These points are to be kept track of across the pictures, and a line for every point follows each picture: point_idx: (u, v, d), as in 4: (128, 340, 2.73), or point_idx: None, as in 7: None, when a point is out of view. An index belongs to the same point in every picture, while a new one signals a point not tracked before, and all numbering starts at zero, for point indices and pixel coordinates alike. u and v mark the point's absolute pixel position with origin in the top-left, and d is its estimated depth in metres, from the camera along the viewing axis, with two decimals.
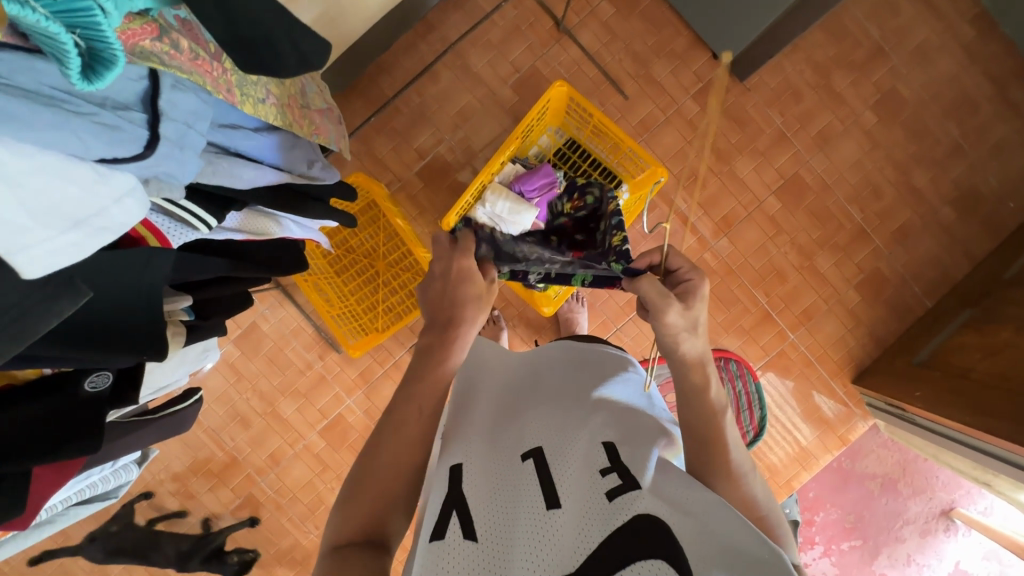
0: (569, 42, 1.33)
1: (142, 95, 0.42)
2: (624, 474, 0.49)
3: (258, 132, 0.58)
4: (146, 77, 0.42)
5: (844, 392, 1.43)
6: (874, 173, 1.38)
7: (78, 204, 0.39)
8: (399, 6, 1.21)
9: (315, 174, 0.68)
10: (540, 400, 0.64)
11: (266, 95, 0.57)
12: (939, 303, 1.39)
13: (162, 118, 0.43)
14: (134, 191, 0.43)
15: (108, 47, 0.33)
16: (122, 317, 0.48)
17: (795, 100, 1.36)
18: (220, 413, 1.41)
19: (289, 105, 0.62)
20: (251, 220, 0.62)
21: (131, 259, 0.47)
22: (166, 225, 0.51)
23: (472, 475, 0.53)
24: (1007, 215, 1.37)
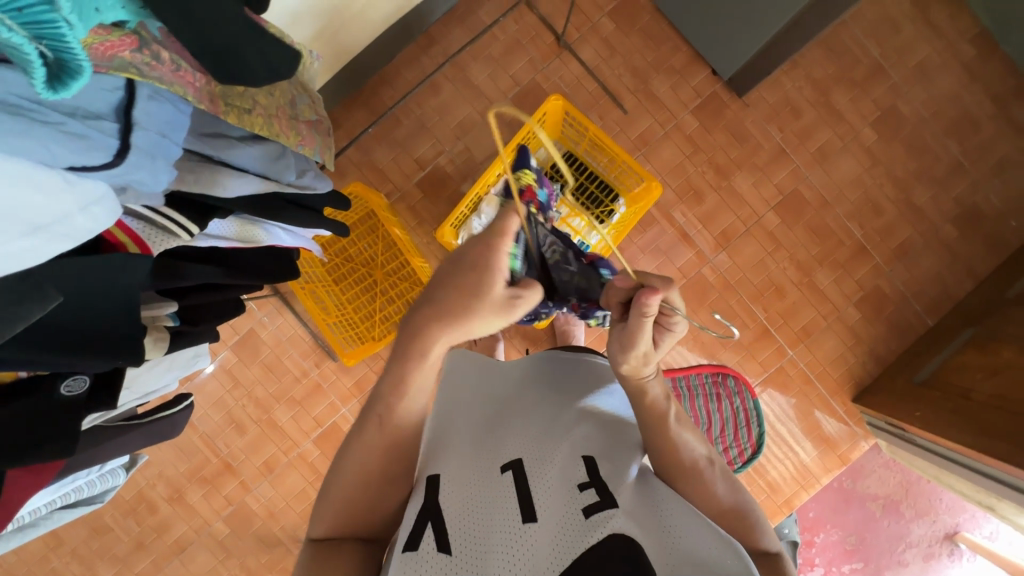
0: (570, 56, 1.35)
1: (116, 105, 0.44)
2: (602, 490, 0.50)
3: (244, 142, 0.59)
4: (121, 88, 0.44)
5: (844, 410, 1.41)
6: (874, 190, 1.37)
7: (41, 210, 0.39)
8: (401, 20, 1.24)
9: (306, 184, 0.69)
10: (520, 408, 0.64)
11: (252, 106, 0.58)
12: (940, 321, 1.37)
13: (134, 128, 0.44)
14: (103, 200, 0.44)
15: (75, 59, 0.34)
16: (97, 320, 0.49)
17: (794, 116, 1.36)
18: (215, 419, 1.41)
19: (276, 116, 0.63)
20: (236, 228, 0.63)
21: (105, 264, 0.48)
22: (146, 232, 0.52)
23: (447, 484, 0.53)
24: (1010, 234, 1.36)
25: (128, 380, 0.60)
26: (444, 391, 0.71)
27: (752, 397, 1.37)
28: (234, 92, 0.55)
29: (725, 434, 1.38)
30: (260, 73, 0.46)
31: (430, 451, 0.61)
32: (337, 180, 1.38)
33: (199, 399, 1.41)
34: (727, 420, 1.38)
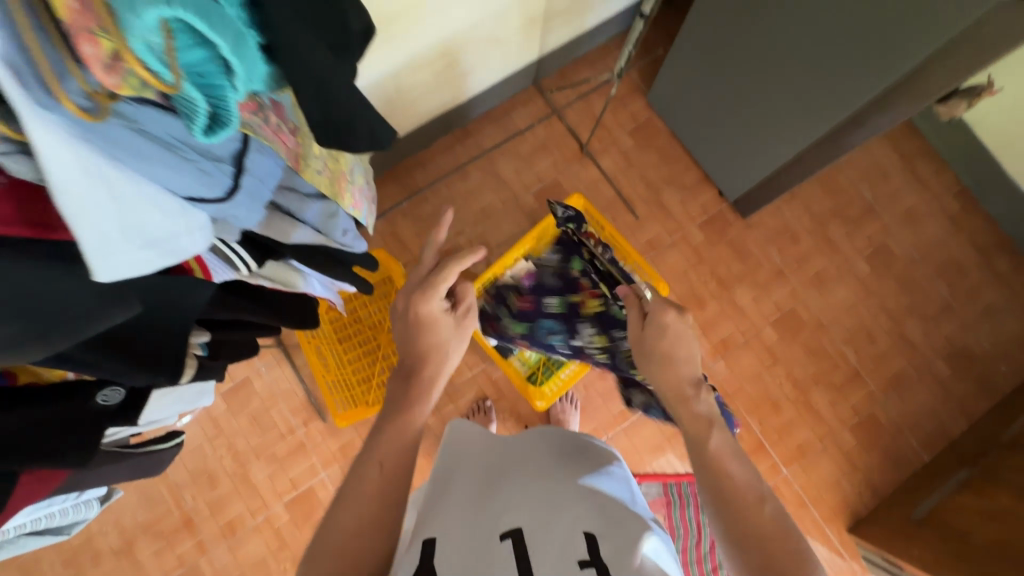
0: (591, 163, 1.48)
1: (234, 152, 0.48)
2: (603, 568, 0.48)
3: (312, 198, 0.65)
4: (238, 140, 0.48)
5: (839, 540, 1.35)
6: (868, 319, 1.44)
7: (160, 228, 0.44)
8: (444, 113, 1.38)
9: (350, 241, 0.73)
10: (522, 479, 0.63)
11: (322, 167, 0.64)
12: (935, 457, 1.37)
13: (242, 173, 0.49)
14: (203, 228, 0.49)
15: (227, 112, 0.38)
16: (154, 334, 0.52)
17: (793, 241, 1.47)
18: (188, 467, 1.36)
19: (337, 179, 0.69)
20: (280, 271, 0.67)
21: (177, 284, 0.51)
22: (212, 261, 0.57)
23: (444, 554, 0.52)
24: (1000, 377, 1.40)
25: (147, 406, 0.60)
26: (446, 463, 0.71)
27: None
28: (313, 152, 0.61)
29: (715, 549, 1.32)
30: (365, 143, 0.47)
31: (428, 518, 0.60)
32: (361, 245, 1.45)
33: None
34: None
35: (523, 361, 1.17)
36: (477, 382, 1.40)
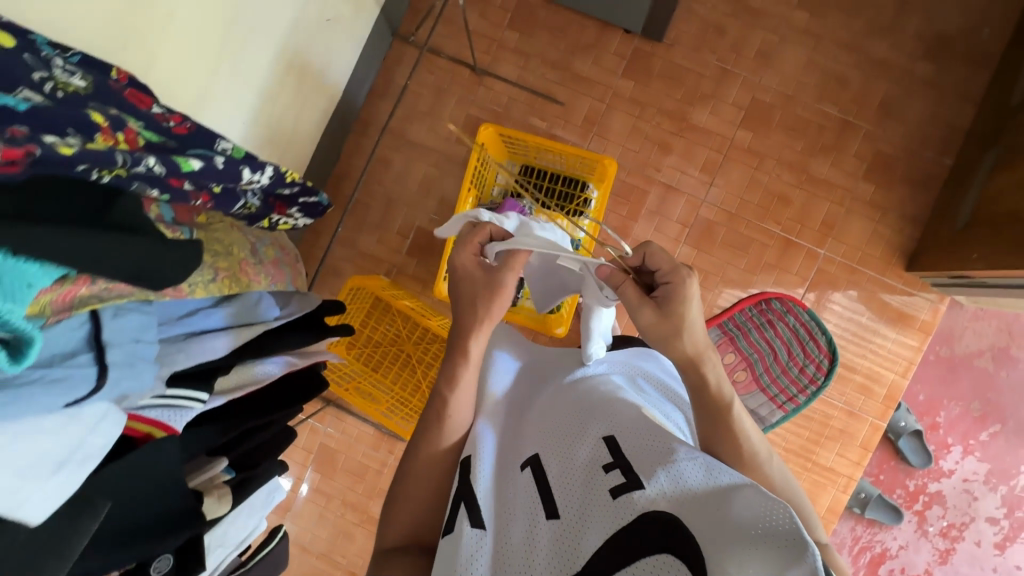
0: (491, 80, 1.40)
1: (85, 338, 0.47)
2: (625, 468, 0.60)
3: (217, 307, 0.61)
4: (87, 321, 0.47)
5: (903, 282, 1.34)
6: (830, 64, 1.33)
7: (58, 446, 0.44)
8: (333, 116, 1.34)
9: (307, 302, 0.74)
10: (570, 395, 0.76)
11: (279, 250, 0.76)
12: (959, 156, 1.30)
13: (107, 348, 0.47)
14: (108, 414, 0.47)
15: (24, 332, 0.39)
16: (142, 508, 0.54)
17: (720, 33, 1.35)
18: (324, 536, 1.48)
19: (241, 270, 0.63)
20: (245, 373, 0.64)
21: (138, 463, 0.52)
22: (166, 414, 0.54)
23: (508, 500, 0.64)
24: (987, 42, 1.29)
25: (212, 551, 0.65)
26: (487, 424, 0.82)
27: (806, 309, 1.32)
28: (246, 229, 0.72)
29: (794, 357, 1.33)
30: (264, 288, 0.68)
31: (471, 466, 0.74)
32: (335, 277, 1.44)
33: (303, 523, 1.48)
34: (790, 343, 1.33)
35: (532, 297, 1.20)
36: None
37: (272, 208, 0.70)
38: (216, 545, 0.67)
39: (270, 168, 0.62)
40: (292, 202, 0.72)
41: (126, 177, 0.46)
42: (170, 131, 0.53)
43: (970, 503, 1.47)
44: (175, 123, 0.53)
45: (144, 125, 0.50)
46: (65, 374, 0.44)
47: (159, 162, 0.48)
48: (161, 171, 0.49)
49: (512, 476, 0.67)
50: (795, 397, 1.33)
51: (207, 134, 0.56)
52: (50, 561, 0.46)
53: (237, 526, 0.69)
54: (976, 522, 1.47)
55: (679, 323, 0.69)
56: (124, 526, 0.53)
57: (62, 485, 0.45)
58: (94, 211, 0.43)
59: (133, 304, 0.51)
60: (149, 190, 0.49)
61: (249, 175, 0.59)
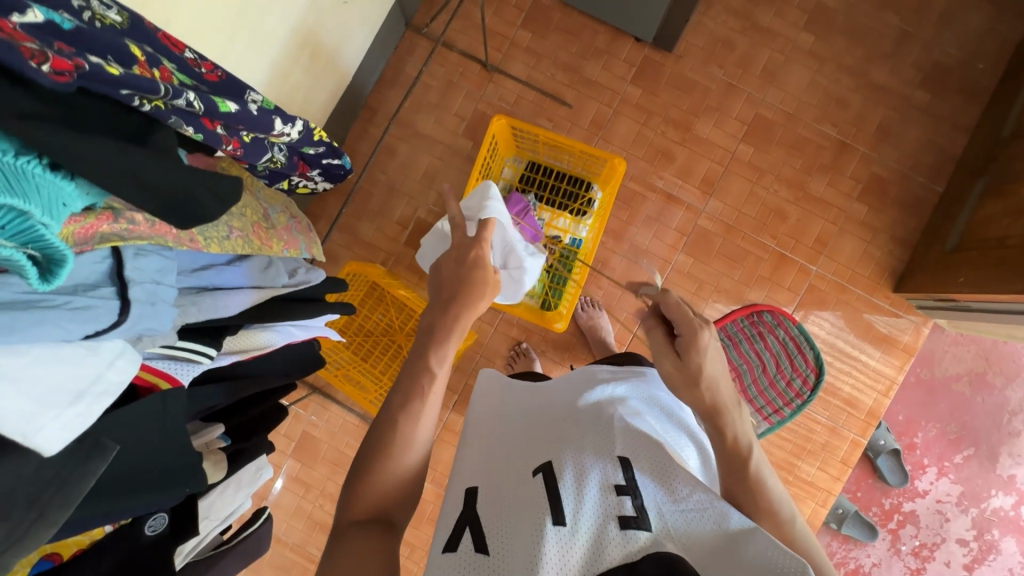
0: (501, 77, 1.41)
1: (108, 272, 0.46)
2: (637, 499, 0.57)
3: (231, 265, 0.60)
4: (108, 256, 0.46)
5: (890, 303, 1.38)
6: (832, 87, 1.37)
7: (74, 380, 0.42)
8: (341, 100, 1.33)
9: (314, 275, 0.73)
10: (579, 407, 0.72)
11: (291, 219, 0.76)
12: (950, 184, 1.34)
13: (130, 284, 0.46)
14: (125, 352, 0.46)
15: (56, 250, 0.38)
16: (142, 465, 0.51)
17: (728, 49, 1.39)
18: (300, 527, 1.44)
19: (254, 232, 0.64)
20: (252, 338, 0.63)
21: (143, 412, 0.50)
22: (174, 367, 0.53)
23: (507, 506, 0.60)
24: (980, 76, 1.34)
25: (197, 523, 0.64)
26: (484, 425, 0.77)
27: (795, 324, 1.35)
28: (262, 194, 0.72)
29: (782, 370, 1.36)
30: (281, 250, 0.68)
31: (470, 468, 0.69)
32: (331, 263, 1.42)
33: (279, 513, 1.44)
34: (779, 356, 1.35)
35: (531, 292, 1.20)
36: (503, 333, 1.39)
37: (297, 166, 0.74)
38: (203, 516, 0.66)
39: (299, 122, 0.64)
40: (313, 162, 0.78)
41: (165, 110, 0.45)
42: (202, 77, 0.52)
43: (942, 524, 1.50)
44: (206, 70, 0.53)
45: (178, 69, 0.49)
46: (89, 302, 0.43)
47: (197, 98, 0.48)
48: (199, 108, 0.48)
49: (513, 483, 0.63)
50: (780, 409, 1.35)
51: (236, 84, 0.56)
52: (54, 499, 0.43)
53: (227, 500, 0.68)
54: (947, 543, 1.50)
55: (699, 375, 0.67)
56: (114, 485, 0.49)
57: (73, 419, 0.42)
58: (132, 134, 0.42)
59: (152, 246, 0.50)
60: (185, 128, 0.48)
61: (280, 126, 0.61)
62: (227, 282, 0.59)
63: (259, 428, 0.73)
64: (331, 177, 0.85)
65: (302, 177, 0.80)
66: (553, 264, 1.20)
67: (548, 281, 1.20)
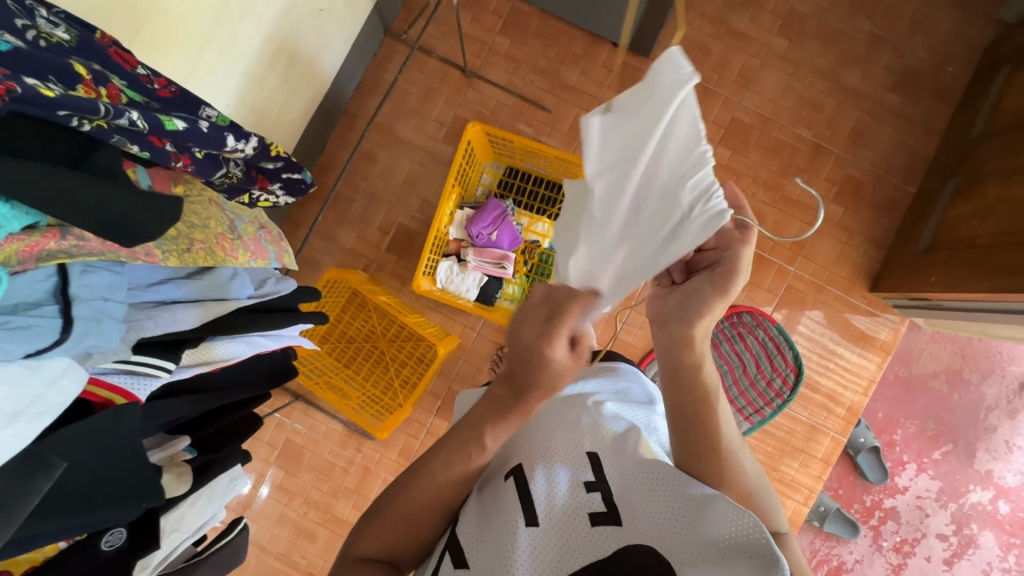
0: (480, 82, 1.41)
1: (52, 290, 0.45)
2: (607, 492, 0.57)
3: (191, 278, 0.60)
4: (54, 274, 0.45)
5: (867, 302, 1.40)
6: (807, 91, 1.39)
7: (13, 399, 0.42)
8: (319, 107, 1.33)
9: (283, 285, 0.74)
10: (553, 406, 0.72)
11: (260, 228, 0.76)
12: (922, 185, 1.37)
13: (74, 302, 0.46)
14: (69, 370, 0.46)
15: None
16: (96, 480, 0.52)
17: (705, 54, 1.40)
18: (285, 535, 1.43)
19: (219, 244, 0.63)
20: (216, 350, 0.63)
21: (96, 426, 0.50)
22: (129, 381, 0.53)
23: (482, 509, 0.60)
24: (950, 79, 1.37)
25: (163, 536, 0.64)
26: None
27: (774, 324, 1.36)
28: (228, 205, 0.71)
29: (762, 369, 1.37)
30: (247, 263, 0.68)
31: None
32: (313, 270, 1.42)
33: (262, 522, 1.43)
34: (758, 356, 1.37)
35: (510, 297, 1.21)
36: (485, 337, 1.39)
37: (255, 181, 0.75)
38: (173, 529, 0.66)
39: (254, 139, 0.65)
40: (273, 176, 0.79)
41: (108, 129, 0.45)
42: (154, 93, 0.54)
43: (922, 519, 1.52)
44: (159, 86, 0.54)
45: (128, 86, 0.50)
46: (27, 322, 0.43)
47: (141, 117, 0.48)
48: (144, 127, 0.48)
49: (488, 487, 0.63)
50: (761, 409, 1.36)
51: (191, 99, 0.57)
52: None
53: (197, 512, 0.68)
54: (927, 538, 1.52)
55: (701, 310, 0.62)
56: (65, 502, 0.50)
57: (11, 438, 0.42)
58: (70, 154, 0.43)
59: (103, 263, 0.50)
60: (130, 147, 0.48)
61: (234, 142, 0.62)
62: (187, 296, 0.59)
63: (226, 438, 0.73)
64: (290, 193, 0.85)
65: (263, 192, 0.79)
66: (532, 269, 1.21)
67: (527, 286, 1.21)
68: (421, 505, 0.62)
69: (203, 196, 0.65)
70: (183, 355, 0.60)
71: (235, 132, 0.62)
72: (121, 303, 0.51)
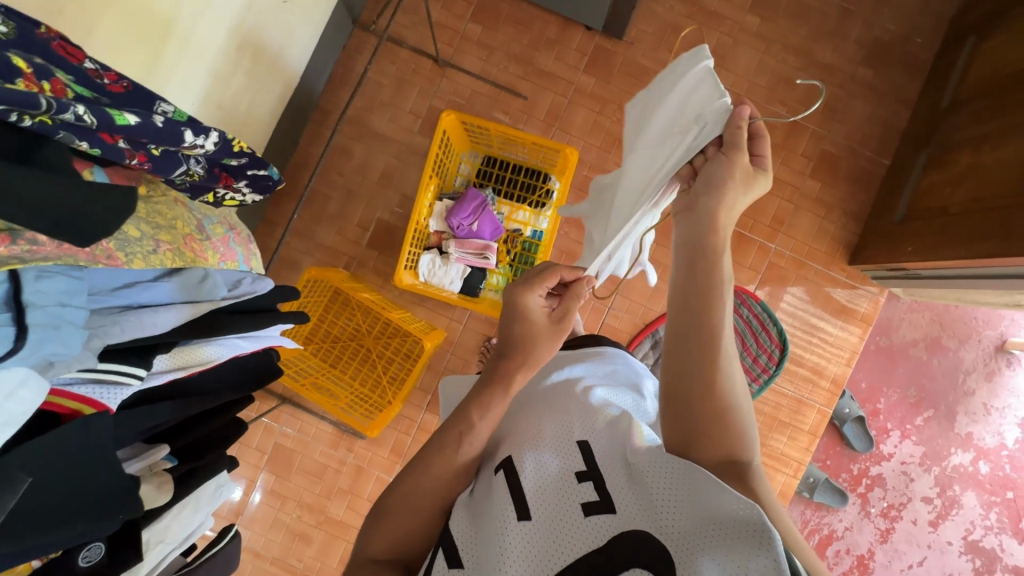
0: (454, 71, 1.39)
1: (6, 297, 0.43)
2: (599, 481, 0.56)
3: (159, 280, 0.58)
4: (5, 280, 0.43)
5: (846, 275, 1.42)
6: (780, 67, 1.40)
7: None
8: (289, 103, 1.29)
9: (259, 285, 0.71)
10: (544, 399, 0.72)
11: (229, 229, 0.75)
12: (895, 157, 1.39)
13: (29, 308, 0.44)
14: (29, 379, 0.43)
15: None
16: (65, 492, 0.50)
17: (678, 34, 1.40)
18: (279, 540, 1.42)
19: (185, 245, 0.62)
20: (189, 355, 0.61)
21: (64, 437, 0.48)
22: (98, 391, 0.51)
23: (477, 509, 0.59)
24: (919, 50, 1.39)
25: (147, 548, 0.62)
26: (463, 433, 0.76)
27: (757, 301, 1.38)
28: (194, 206, 0.70)
29: (748, 347, 1.38)
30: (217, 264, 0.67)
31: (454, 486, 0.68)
32: (293, 271, 1.39)
33: (255, 528, 1.41)
34: (744, 333, 1.38)
35: (495, 287, 1.20)
36: (472, 329, 1.38)
37: (217, 180, 0.70)
38: (158, 541, 0.64)
39: (214, 133, 0.61)
40: (238, 174, 0.74)
41: (52, 125, 0.43)
42: (105, 88, 0.51)
43: (907, 484, 1.56)
44: (110, 81, 0.52)
45: (75, 80, 0.48)
46: None
47: (88, 111, 0.45)
48: (92, 122, 0.46)
49: (481, 486, 0.62)
50: (748, 385, 1.37)
51: (147, 94, 0.55)
52: None
53: (182, 521, 0.66)
54: (913, 502, 1.56)
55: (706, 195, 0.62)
56: (41, 523, 0.48)
57: None
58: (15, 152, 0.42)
59: (59, 268, 0.48)
60: (78, 143, 0.46)
61: (193, 137, 0.58)
62: (156, 300, 0.57)
63: (217, 442, 0.72)
64: (261, 190, 0.80)
65: (229, 190, 0.74)
66: (515, 257, 1.21)
67: (511, 275, 1.20)
68: (415, 499, 0.61)
69: (167, 197, 0.64)
70: (154, 361, 0.58)
71: (197, 127, 0.59)
72: (82, 309, 0.49)
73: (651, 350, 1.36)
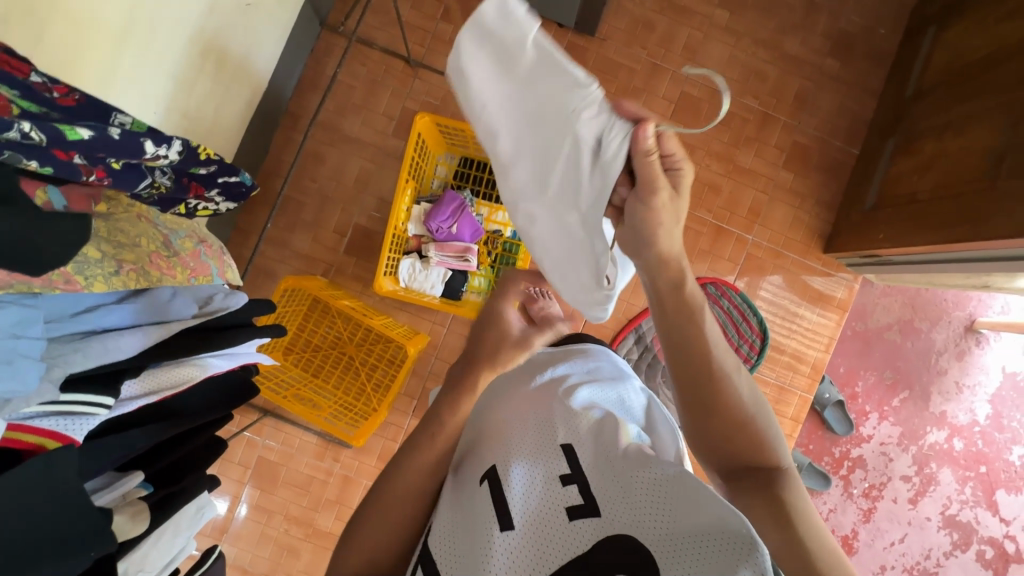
0: (426, 72, 1.37)
1: None
2: (583, 484, 0.55)
3: (122, 302, 0.56)
4: None
5: (821, 263, 1.45)
6: (751, 61, 1.41)
7: None
8: (258, 109, 1.26)
9: (233, 300, 0.69)
10: (527, 402, 0.71)
11: (200, 241, 0.71)
12: (864, 146, 1.42)
13: None
14: None
15: None
16: (34, 530, 0.47)
17: (649, 29, 1.40)
18: (267, 555, 1.39)
19: (150, 262, 0.59)
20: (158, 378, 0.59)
21: (29, 472, 0.46)
22: (63, 423, 0.49)
23: (461, 520, 0.58)
24: (883, 40, 1.42)
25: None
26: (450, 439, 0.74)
27: (736, 292, 1.39)
28: (161, 219, 0.66)
29: (729, 338, 1.39)
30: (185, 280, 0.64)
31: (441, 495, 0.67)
32: (269, 280, 1.36)
33: (242, 544, 1.38)
34: (725, 325, 1.39)
35: (477, 289, 1.20)
36: (455, 332, 1.37)
37: (189, 189, 0.70)
38: (139, 570, 0.62)
39: (177, 141, 0.60)
40: (210, 182, 0.74)
41: None
42: (54, 102, 0.49)
43: (886, 464, 1.60)
44: (60, 94, 0.49)
45: (19, 96, 0.45)
46: None
47: (35, 128, 0.44)
48: (40, 140, 0.44)
49: (465, 493, 0.61)
50: None
51: (100, 106, 0.53)
52: None
53: (163, 548, 0.64)
54: (892, 481, 1.60)
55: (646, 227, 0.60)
56: (12, 563, 0.46)
57: None
58: None
59: (11, 296, 0.45)
60: (26, 163, 0.44)
61: (155, 148, 0.57)
62: (121, 322, 0.55)
63: (194, 464, 0.71)
64: (234, 197, 0.81)
65: (201, 200, 0.74)
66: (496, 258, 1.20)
67: (492, 276, 1.20)
68: (403, 513, 0.60)
69: (130, 213, 0.61)
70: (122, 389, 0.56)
71: (157, 140, 0.57)
72: (39, 337, 0.46)
73: (635, 345, 1.38)
